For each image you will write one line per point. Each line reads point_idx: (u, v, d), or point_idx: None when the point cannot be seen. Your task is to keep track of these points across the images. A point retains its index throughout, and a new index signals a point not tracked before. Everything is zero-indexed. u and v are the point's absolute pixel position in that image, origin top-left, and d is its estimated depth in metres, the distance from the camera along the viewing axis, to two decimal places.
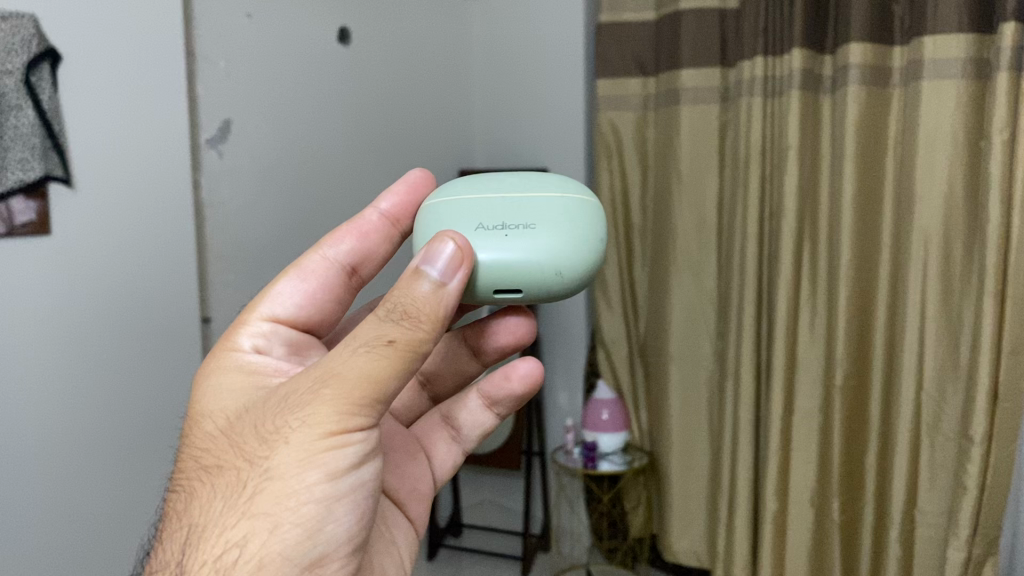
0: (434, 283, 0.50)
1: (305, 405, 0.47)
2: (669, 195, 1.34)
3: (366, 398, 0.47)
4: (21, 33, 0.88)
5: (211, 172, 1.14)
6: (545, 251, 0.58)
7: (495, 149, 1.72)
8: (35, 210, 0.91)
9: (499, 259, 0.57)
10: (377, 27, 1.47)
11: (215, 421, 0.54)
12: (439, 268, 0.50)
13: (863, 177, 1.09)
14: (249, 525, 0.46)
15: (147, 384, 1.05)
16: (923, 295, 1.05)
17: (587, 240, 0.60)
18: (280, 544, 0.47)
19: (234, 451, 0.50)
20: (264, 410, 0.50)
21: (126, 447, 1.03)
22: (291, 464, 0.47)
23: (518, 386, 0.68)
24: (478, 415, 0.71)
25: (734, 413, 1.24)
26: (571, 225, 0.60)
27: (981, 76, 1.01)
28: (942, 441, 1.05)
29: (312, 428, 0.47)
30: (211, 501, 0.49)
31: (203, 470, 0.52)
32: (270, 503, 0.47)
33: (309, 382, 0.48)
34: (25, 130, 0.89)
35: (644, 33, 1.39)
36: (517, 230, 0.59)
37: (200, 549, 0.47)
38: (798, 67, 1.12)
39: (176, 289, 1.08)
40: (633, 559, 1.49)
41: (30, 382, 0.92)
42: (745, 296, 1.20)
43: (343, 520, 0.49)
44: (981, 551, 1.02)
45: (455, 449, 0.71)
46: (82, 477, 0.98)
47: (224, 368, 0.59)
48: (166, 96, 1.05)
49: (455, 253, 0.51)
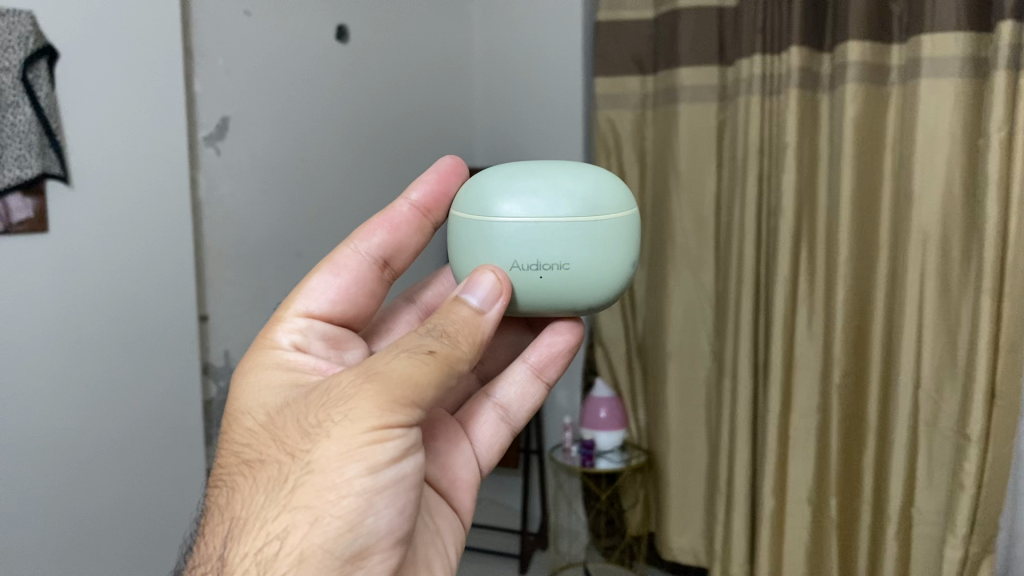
0: (473, 310, 0.58)
1: (346, 400, 0.50)
2: (668, 193, 1.34)
3: (406, 398, 0.51)
4: (18, 30, 0.88)
5: (210, 170, 1.15)
6: (579, 289, 0.62)
7: (495, 147, 1.72)
8: (32, 207, 0.91)
9: (537, 297, 0.62)
10: (376, 25, 1.47)
11: (254, 416, 0.57)
12: (478, 297, 0.58)
13: (861, 177, 1.10)
14: (290, 518, 0.49)
15: (146, 382, 1.05)
16: (922, 293, 1.05)
17: (618, 270, 0.63)
18: (320, 536, 0.48)
19: (277, 446, 0.52)
20: (306, 407, 0.52)
21: (127, 446, 1.03)
22: (332, 458, 0.49)
23: (569, 335, 0.70)
24: (525, 388, 0.71)
25: (732, 412, 1.24)
26: (603, 260, 0.62)
27: (979, 75, 1.01)
28: (940, 440, 1.06)
29: (353, 423, 0.49)
30: (253, 495, 0.51)
31: (246, 465, 0.54)
32: (310, 497, 0.49)
33: (350, 380, 0.52)
34: (22, 127, 0.89)
35: (643, 31, 1.39)
36: (552, 272, 0.61)
37: (244, 540, 0.50)
38: (797, 65, 1.12)
39: (175, 287, 1.08)
40: (630, 557, 1.49)
41: (28, 379, 0.92)
42: (743, 294, 1.21)
43: (384, 513, 0.51)
44: (977, 550, 1.02)
45: (504, 427, 0.70)
46: (81, 476, 0.98)
47: (263, 365, 0.61)
48: (165, 93, 1.05)
49: (496, 285, 0.59)
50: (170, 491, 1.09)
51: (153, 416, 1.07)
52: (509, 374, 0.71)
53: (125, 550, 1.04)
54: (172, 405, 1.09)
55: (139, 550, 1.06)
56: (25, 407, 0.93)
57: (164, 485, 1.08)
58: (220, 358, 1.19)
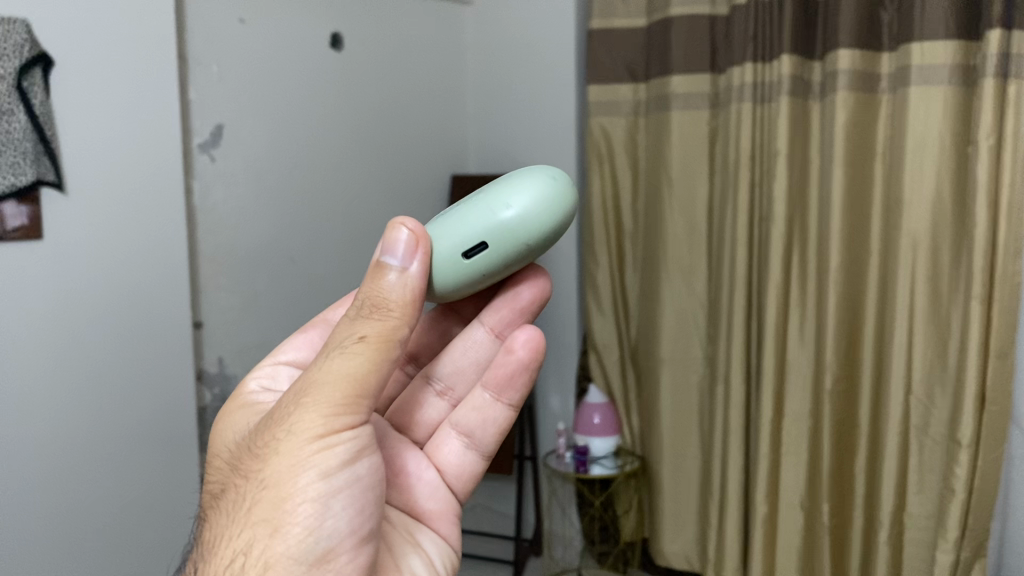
0: (399, 271, 0.55)
1: (290, 416, 0.52)
2: (660, 201, 1.35)
3: (349, 397, 0.52)
4: (14, 37, 0.96)
5: (203, 176, 1.23)
6: (493, 199, 0.60)
7: (489, 155, 1.70)
8: (26, 215, 1.00)
9: (457, 220, 0.60)
10: (371, 33, 1.48)
11: (222, 454, 0.59)
12: (399, 256, 0.55)
13: (850, 182, 1.10)
14: (251, 533, 0.51)
15: (130, 374, 1.11)
16: (912, 298, 1.06)
17: (529, 186, 0.60)
18: (282, 545, 0.50)
19: (236, 474, 0.55)
20: (256, 430, 0.55)
21: (116, 440, 1.10)
22: (283, 472, 0.51)
23: (524, 352, 0.66)
24: (487, 412, 0.68)
25: (725, 420, 1.25)
26: (512, 183, 0.61)
27: (967, 83, 1.02)
28: (931, 445, 1.06)
29: (299, 436, 0.51)
30: (219, 519, 0.54)
31: (215, 497, 0.56)
32: (268, 510, 0.51)
33: (291, 397, 0.53)
34: (17, 135, 0.97)
35: (634, 39, 1.40)
36: (467, 202, 0.62)
37: (214, 559, 0.51)
38: (787, 73, 1.13)
39: (162, 287, 1.13)
40: (624, 563, 1.49)
41: (24, 364, 1.01)
42: (734, 300, 1.22)
43: (342, 514, 0.53)
44: (969, 554, 1.03)
45: (472, 454, 0.69)
46: (73, 465, 1.06)
47: (234, 409, 0.64)
48: (159, 94, 1.11)
49: (411, 238, 0.56)
50: (160, 485, 1.15)
51: (141, 413, 1.12)
52: (469, 401, 0.69)
53: (116, 542, 1.11)
54: (156, 402, 1.14)
55: (128, 542, 1.12)
56: (16, 390, 1.01)
57: (152, 478, 1.14)
58: (214, 365, 1.26)
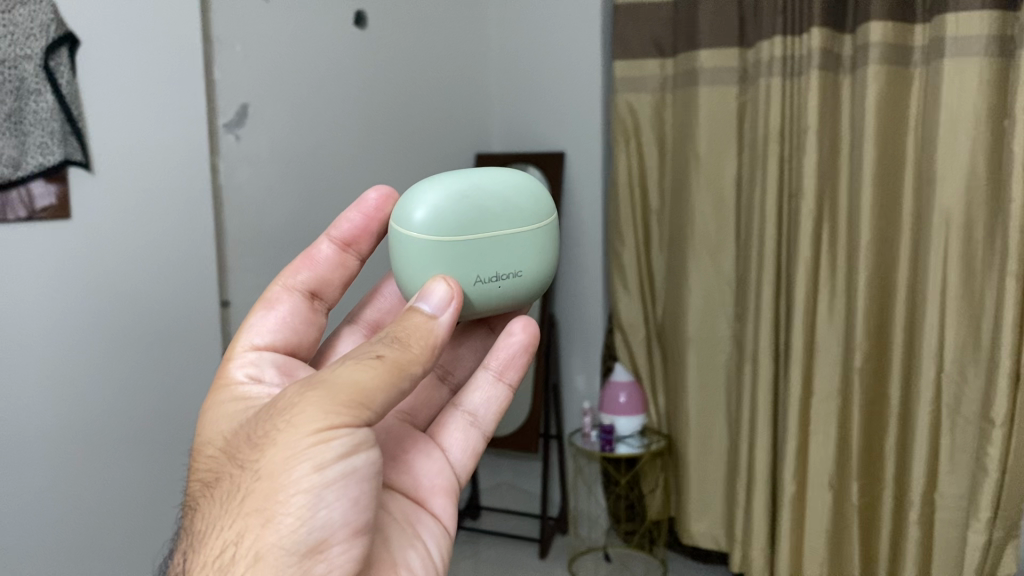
0: (428, 319, 0.54)
1: (292, 408, 0.49)
2: (688, 181, 1.33)
3: (353, 400, 0.49)
4: (39, 17, 0.90)
5: (228, 157, 1.16)
6: (524, 296, 0.61)
7: (513, 133, 1.70)
8: (54, 194, 0.94)
9: (490, 307, 0.60)
10: (393, 9, 1.47)
11: (212, 445, 0.57)
12: (433, 303, 0.55)
13: (883, 157, 1.08)
14: (243, 523, 0.48)
15: (164, 356, 1.07)
16: (944, 271, 1.04)
17: (550, 275, 0.62)
18: (273, 536, 0.48)
19: (231, 463, 0.52)
20: (256, 420, 0.52)
21: (152, 428, 1.06)
22: (278, 463, 0.49)
23: (523, 334, 0.66)
24: (490, 393, 0.67)
25: (752, 398, 1.24)
26: (544, 276, 0.62)
27: (1004, 55, 0.99)
28: (963, 424, 1.05)
29: (298, 428, 0.48)
30: (212, 508, 0.52)
31: (207, 487, 0.54)
32: (261, 501, 0.48)
33: (295, 392, 0.51)
34: (44, 115, 0.92)
35: (662, 13, 1.38)
36: (510, 280, 0.59)
37: (205, 549, 0.50)
38: (818, 46, 1.11)
39: (192, 266, 1.10)
40: (650, 542, 1.51)
41: (50, 357, 0.95)
42: (762, 277, 1.20)
43: (336, 506, 0.49)
44: (1001, 535, 1.02)
45: (475, 433, 0.66)
46: (105, 455, 1.01)
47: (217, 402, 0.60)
48: (181, 68, 1.06)
49: (448, 290, 0.55)
50: None
51: (179, 399, 1.09)
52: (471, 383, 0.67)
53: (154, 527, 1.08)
54: (193, 387, 1.11)
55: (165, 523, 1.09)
56: (44, 386, 0.94)
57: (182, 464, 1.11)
58: None
